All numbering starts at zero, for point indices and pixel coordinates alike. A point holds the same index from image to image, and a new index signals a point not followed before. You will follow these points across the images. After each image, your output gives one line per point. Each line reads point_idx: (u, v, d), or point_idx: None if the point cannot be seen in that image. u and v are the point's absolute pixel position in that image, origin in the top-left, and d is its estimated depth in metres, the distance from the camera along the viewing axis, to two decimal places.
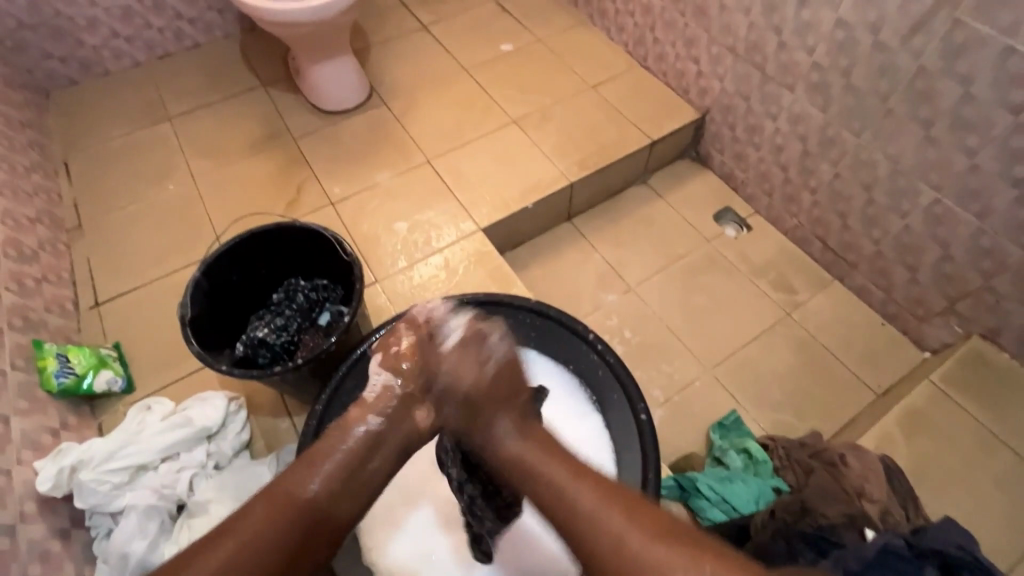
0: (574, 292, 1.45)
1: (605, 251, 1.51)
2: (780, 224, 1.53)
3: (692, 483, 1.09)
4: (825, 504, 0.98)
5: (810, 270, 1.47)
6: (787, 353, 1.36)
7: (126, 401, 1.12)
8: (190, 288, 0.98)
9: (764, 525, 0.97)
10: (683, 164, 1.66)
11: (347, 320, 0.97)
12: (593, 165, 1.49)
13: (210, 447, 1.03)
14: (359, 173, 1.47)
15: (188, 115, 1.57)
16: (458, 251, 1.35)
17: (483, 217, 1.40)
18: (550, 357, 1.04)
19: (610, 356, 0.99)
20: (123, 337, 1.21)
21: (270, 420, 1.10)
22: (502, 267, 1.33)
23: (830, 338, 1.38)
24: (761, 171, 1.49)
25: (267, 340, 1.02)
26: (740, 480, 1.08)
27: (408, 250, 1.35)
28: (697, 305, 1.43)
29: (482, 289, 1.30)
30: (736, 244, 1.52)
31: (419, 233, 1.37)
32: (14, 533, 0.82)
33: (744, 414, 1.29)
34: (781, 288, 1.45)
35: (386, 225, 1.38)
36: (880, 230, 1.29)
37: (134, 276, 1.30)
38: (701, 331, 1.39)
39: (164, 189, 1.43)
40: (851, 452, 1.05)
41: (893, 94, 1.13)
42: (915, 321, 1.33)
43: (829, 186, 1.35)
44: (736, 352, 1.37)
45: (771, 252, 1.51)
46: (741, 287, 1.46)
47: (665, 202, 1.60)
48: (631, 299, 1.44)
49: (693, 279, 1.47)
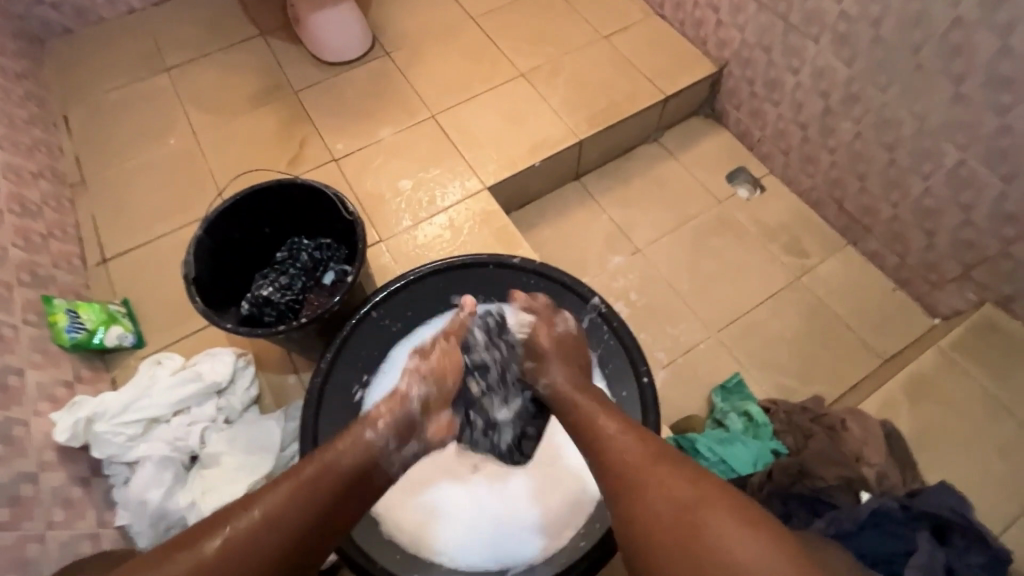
0: (581, 253, 1.44)
1: (614, 212, 1.49)
2: (795, 186, 1.49)
3: (692, 444, 1.02)
4: (823, 466, 0.89)
5: (822, 234, 1.45)
6: (794, 316, 1.35)
7: (137, 356, 1.15)
8: (192, 246, 0.96)
9: (761, 486, 0.90)
10: (697, 121, 1.61)
11: (351, 281, 0.97)
12: (603, 122, 1.44)
13: (220, 401, 1.05)
14: (363, 128, 1.43)
15: (186, 65, 1.52)
16: (463, 210, 1.33)
17: (488, 175, 1.37)
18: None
19: (626, 334, 0.95)
20: (132, 294, 1.22)
21: (278, 377, 1.12)
22: (508, 228, 1.31)
23: (838, 302, 1.37)
24: (779, 129, 1.44)
25: (272, 299, 1.03)
26: (740, 443, 1.01)
27: (413, 208, 1.33)
28: (704, 267, 1.42)
29: (487, 250, 1.29)
30: (747, 206, 1.49)
31: (424, 191, 1.35)
32: (36, 480, 0.85)
33: (747, 377, 1.29)
34: (792, 252, 1.43)
35: (390, 183, 1.36)
36: (899, 193, 1.25)
37: (140, 232, 1.30)
38: (707, 295, 1.38)
39: (164, 145, 1.41)
40: (852, 417, 0.97)
41: (924, 48, 1.06)
42: (928, 287, 1.31)
43: (849, 146, 1.30)
44: (741, 316, 1.36)
45: (782, 215, 1.48)
46: (752, 249, 1.44)
47: (676, 160, 1.55)
48: (639, 261, 1.43)
49: (701, 241, 1.45)
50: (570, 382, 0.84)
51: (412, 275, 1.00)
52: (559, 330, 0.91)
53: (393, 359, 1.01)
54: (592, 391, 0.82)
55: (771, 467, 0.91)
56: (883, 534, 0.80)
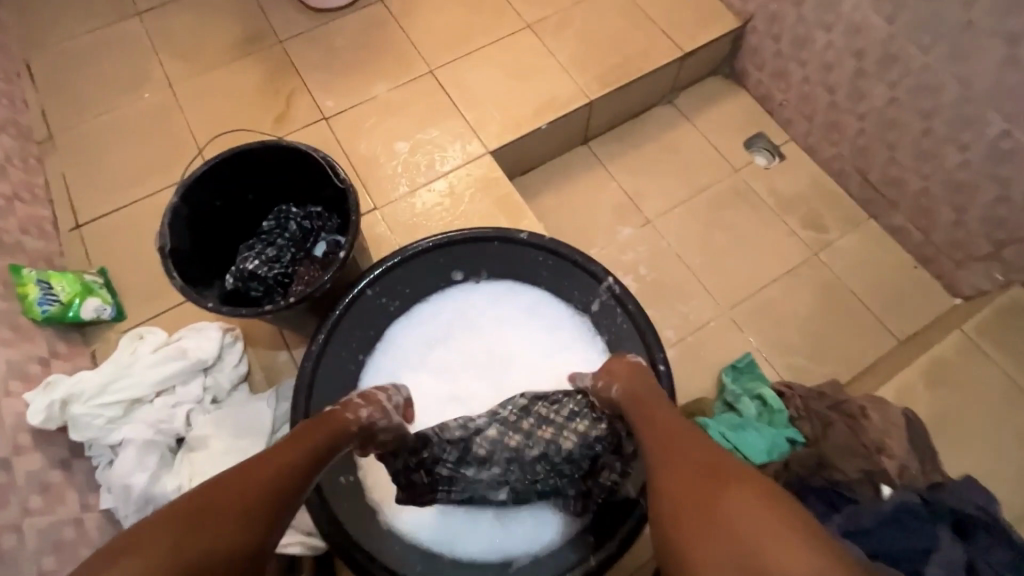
0: (589, 223, 1.36)
1: (623, 179, 1.40)
2: (816, 155, 1.40)
3: (703, 430, 0.98)
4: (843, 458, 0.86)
5: (843, 207, 1.37)
6: (809, 293, 1.30)
7: (118, 329, 1.08)
8: (168, 215, 0.88)
9: (776, 477, 0.86)
10: (715, 82, 1.49)
11: (344, 255, 0.89)
12: (615, 81, 1.33)
13: (207, 380, 0.99)
14: (356, 83, 1.31)
15: (159, 9, 1.38)
16: (464, 176, 1.24)
17: (491, 138, 1.27)
18: (562, 297, 0.97)
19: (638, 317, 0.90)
20: (109, 263, 1.14)
21: (268, 353, 1.06)
22: (512, 195, 1.22)
23: (855, 279, 1.31)
24: (804, 92, 1.34)
25: (258, 274, 0.95)
26: (753, 430, 0.96)
27: (410, 173, 1.24)
28: (717, 240, 1.35)
29: (489, 219, 1.21)
30: (765, 175, 1.41)
31: (422, 154, 1.25)
32: (9, 466, 0.79)
33: (758, 356, 1.24)
34: (811, 226, 1.36)
35: (385, 145, 1.26)
36: (931, 165, 1.17)
37: (115, 195, 1.20)
38: (719, 269, 1.32)
39: (139, 100, 1.29)
40: (873, 404, 0.93)
41: (978, 3, 0.96)
42: (951, 265, 1.25)
43: (880, 113, 1.21)
44: (755, 293, 1.30)
45: (801, 185, 1.40)
46: (768, 221, 1.37)
47: (691, 124, 1.45)
48: (649, 232, 1.35)
49: (715, 212, 1.37)
50: (625, 394, 0.79)
51: (409, 250, 0.93)
52: (626, 361, 0.84)
53: (390, 339, 0.96)
54: (645, 412, 0.74)
55: (788, 458, 0.87)
56: (906, 531, 0.76)
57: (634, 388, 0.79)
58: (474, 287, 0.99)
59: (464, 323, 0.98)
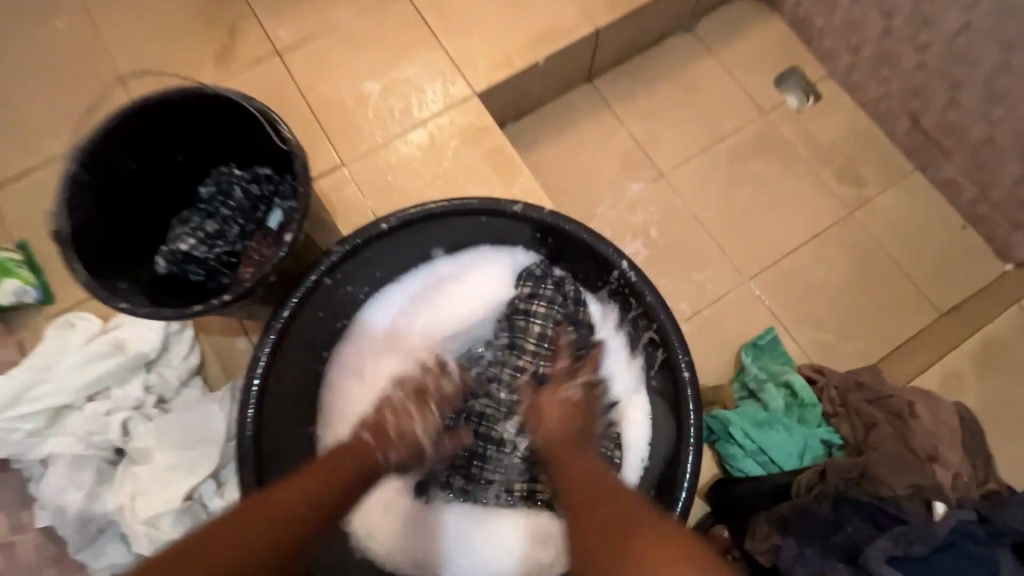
0: (593, 178, 1.17)
1: (634, 125, 1.20)
2: (859, 94, 1.20)
3: (724, 427, 0.87)
4: (891, 470, 0.74)
5: (886, 157, 1.19)
6: (842, 258, 1.14)
7: (44, 314, 0.92)
8: (64, 188, 0.70)
9: (810, 487, 0.76)
10: (745, 4, 1.26)
11: (290, 236, 0.71)
12: (628, 3, 1.10)
13: (149, 377, 0.84)
14: (313, 7, 1.08)
15: None
16: (446, 124, 1.04)
17: (479, 77, 1.06)
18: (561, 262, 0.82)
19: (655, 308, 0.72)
20: (27, 234, 0.96)
21: (224, 339, 0.91)
22: (504, 147, 1.03)
23: (896, 242, 1.15)
24: (854, 17, 1.12)
25: (196, 255, 0.79)
26: (782, 429, 0.86)
27: (382, 121, 1.03)
28: (741, 198, 1.17)
29: (477, 176, 1.02)
30: (798, 119, 1.21)
31: (396, 97, 1.04)
32: None
33: (782, 331, 1.10)
34: (848, 179, 1.18)
35: (351, 86, 1.05)
36: (1003, 108, 0.99)
37: (28, 151, 1.00)
38: (742, 232, 1.15)
39: (47, 30, 1.05)
40: (921, 401, 0.81)
41: None
42: (1008, 226, 1.09)
43: (948, 43, 1.00)
44: (781, 259, 1.14)
45: (840, 131, 1.21)
46: (799, 175, 1.18)
47: (715, 57, 1.23)
48: (663, 189, 1.17)
49: (740, 164, 1.19)
50: (559, 436, 0.68)
51: (374, 228, 0.75)
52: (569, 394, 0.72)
53: (360, 331, 0.82)
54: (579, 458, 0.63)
55: (826, 467, 0.77)
56: (964, 559, 0.65)
57: (564, 422, 0.69)
58: (457, 267, 0.85)
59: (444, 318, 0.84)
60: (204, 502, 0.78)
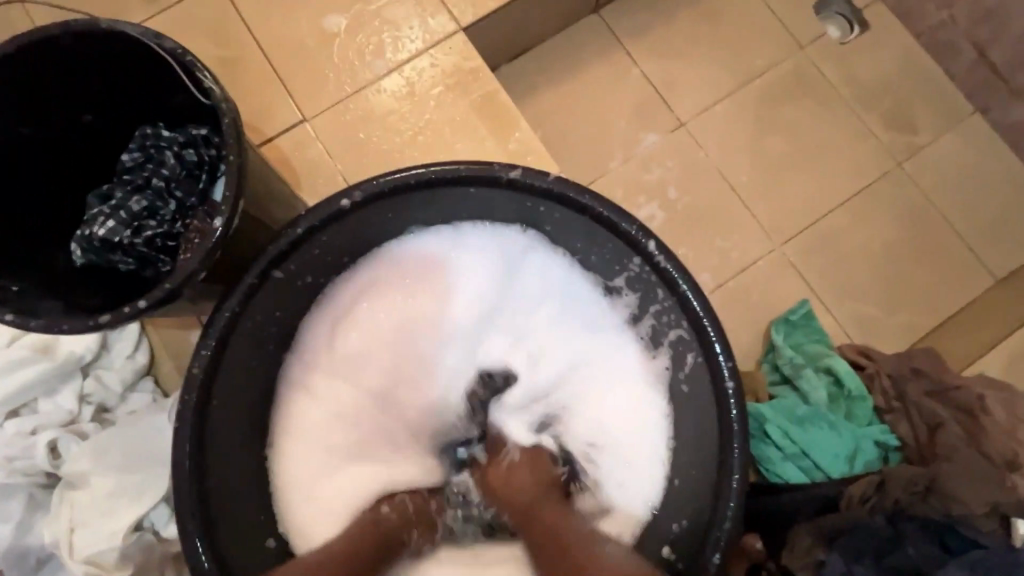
0: (601, 130, 1.00)
1: (649, 65, 1.02)
2: (915, 22, 1.02)
3: (761, 425, 0.79)
4: (965, 485, 0.68)
5: (943, 98, 1.02)
6: (887, 219, 0.99)
7: None
8: None
9: (864, 499, 0.68)
10: None
11: (227, 211, 0.57)
12: None
13: (83, 386, 0.71)
14: None
15: None
16: (426, 67, 0.86)
17: (464, 7, 0.87)
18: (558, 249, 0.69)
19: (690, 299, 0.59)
20: None
21: (174, 331, 0.76)
22: (497, 95, 0.85)
23: (950, 199, 1.00)
24: None
25: (117, 239, 0.62)
26: (828, 427, 0.78)
27: (347, 64, 0.85)
28: (773, 150, 1.01)
29: (466, 130, 0.85)
30: (841, 54, 1.03)
31: (363, 34, 0.86)
32: None
33: (817, 304, 0.97)
34: (897, 125, 1.02)
35: (308, 22, 0.86)
36: None
37: None
38: (773, 190, 1.00)
39: None
40: (994, 394, 0.76)
41: None
42: None
43: None
44: (817, 221, 0.99)
45: (890, 68, 1.03)
46: (841, 121, 1.02)
47: None
48: (682, 141, 1.01)
49: (772, 110, 1.02)
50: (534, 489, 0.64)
51: (339, 202, 0.60)
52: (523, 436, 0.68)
53: (317, 336, 0.69)
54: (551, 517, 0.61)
55: (885, 476, 0.69)
56: None
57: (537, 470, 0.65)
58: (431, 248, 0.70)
59: (416, 313, 0.70)
60: (157, 529, 0.68)
